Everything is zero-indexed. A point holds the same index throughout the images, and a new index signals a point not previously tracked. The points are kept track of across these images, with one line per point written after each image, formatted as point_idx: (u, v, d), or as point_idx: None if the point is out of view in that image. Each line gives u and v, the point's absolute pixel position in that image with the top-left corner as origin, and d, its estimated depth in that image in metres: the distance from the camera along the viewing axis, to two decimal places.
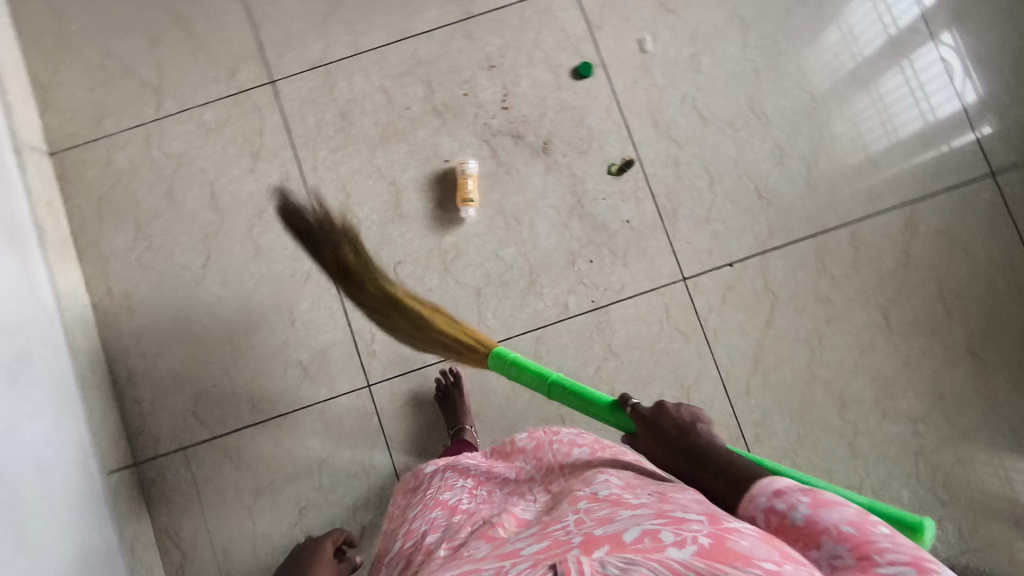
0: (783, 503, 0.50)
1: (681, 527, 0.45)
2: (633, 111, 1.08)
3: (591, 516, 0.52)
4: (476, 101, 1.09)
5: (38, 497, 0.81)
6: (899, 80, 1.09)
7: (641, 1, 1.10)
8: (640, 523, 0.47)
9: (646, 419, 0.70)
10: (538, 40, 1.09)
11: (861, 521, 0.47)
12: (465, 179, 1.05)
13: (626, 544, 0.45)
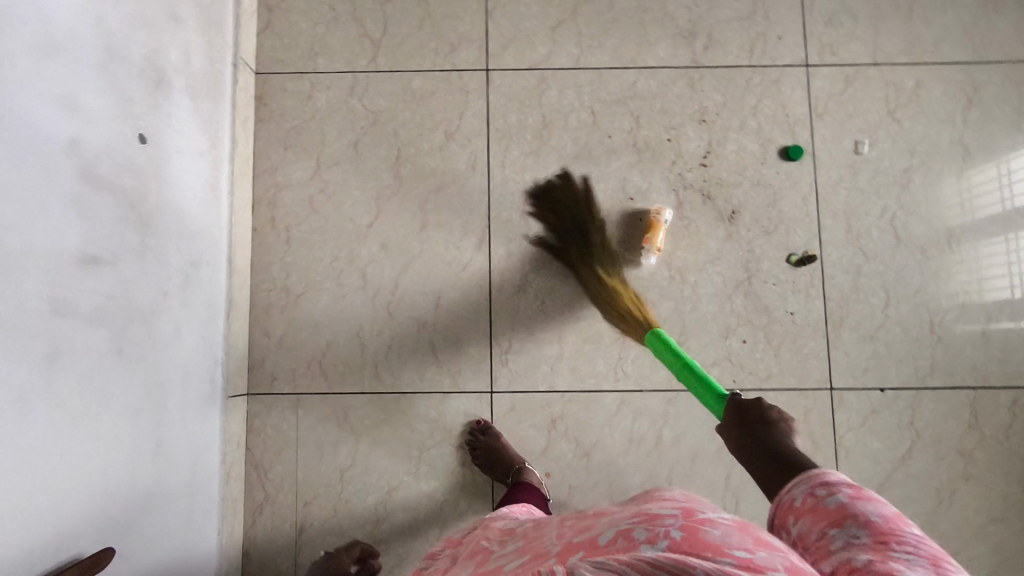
0: (824, 490, 0.54)
1: (654, 522, 0.48)
2: (829, 207, 1.06)
3: (576, 529, 0.56)
4: (678, 150, 1.07)
5: (176, 401, 0.86)
6: None
7: (869, 102, 1.08)
8: (617, 525, 0.51)
9: (741, 409, 0.73)
10: (756, 109, 1.08)
11: (894, 517, 0.49)
12: (657, 228, 1.03)
13: (600, 547, 0.49)
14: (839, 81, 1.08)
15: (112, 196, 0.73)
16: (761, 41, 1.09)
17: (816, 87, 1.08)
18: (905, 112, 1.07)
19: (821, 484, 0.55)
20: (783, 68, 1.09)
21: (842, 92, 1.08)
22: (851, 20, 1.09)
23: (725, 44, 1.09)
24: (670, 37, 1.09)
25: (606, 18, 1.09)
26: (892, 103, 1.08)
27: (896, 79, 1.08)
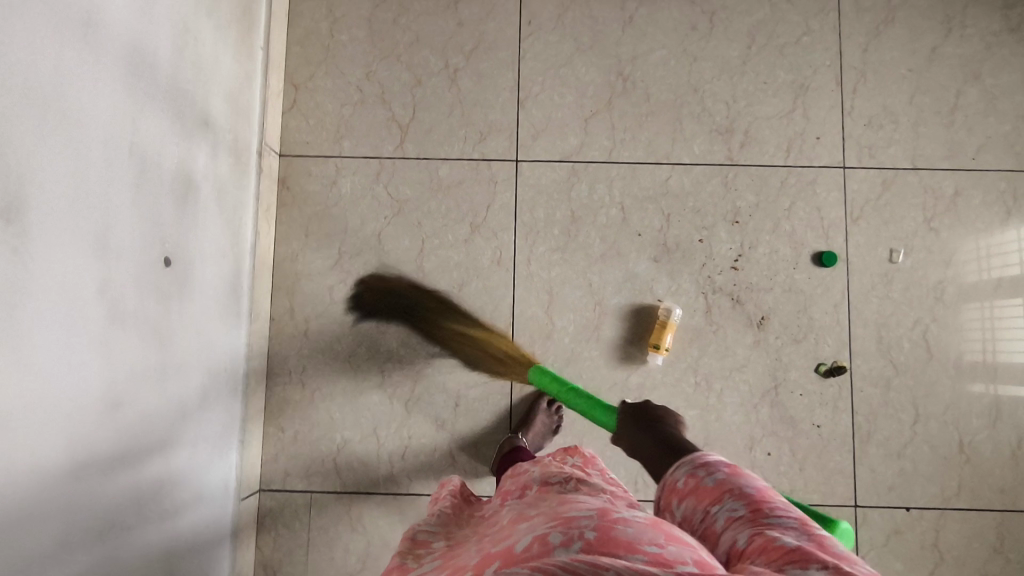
0: (702, 470, 0.52)
1: (569, 523, 0.44)
2: (861, 317, 1.03)
3: (494, 536, 0.51)
4: (708, 251, 1.05)
5: (187, 500, 0.83)
6: None
7: (907, 208, 1.05)
8: (534, 530, 0.45)
9: (634, 415, 0.71)
10: (790, 211, 1.05)
11: (764, 491, 0.49)
12: (666, 327, 1.00)
13: (517, 555, 0.43)
14: (877, 184, 1.05)
15: (142, 330, 0.70)
16: (798, 140, 1.06)
17: (852, 189, 1.05)
18: (942, 220, 1.04)
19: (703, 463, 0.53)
20: (819, 168, 1.06)
21: (878, 195, 1.05)
22: (890, 122, 1.06)
23: (760, 141, 1.06)
24: (704, 132, 1.07)
25: (640, 111, 1.07)
26: (931, 209, 1.05)
27: (934, 184, 1.05)
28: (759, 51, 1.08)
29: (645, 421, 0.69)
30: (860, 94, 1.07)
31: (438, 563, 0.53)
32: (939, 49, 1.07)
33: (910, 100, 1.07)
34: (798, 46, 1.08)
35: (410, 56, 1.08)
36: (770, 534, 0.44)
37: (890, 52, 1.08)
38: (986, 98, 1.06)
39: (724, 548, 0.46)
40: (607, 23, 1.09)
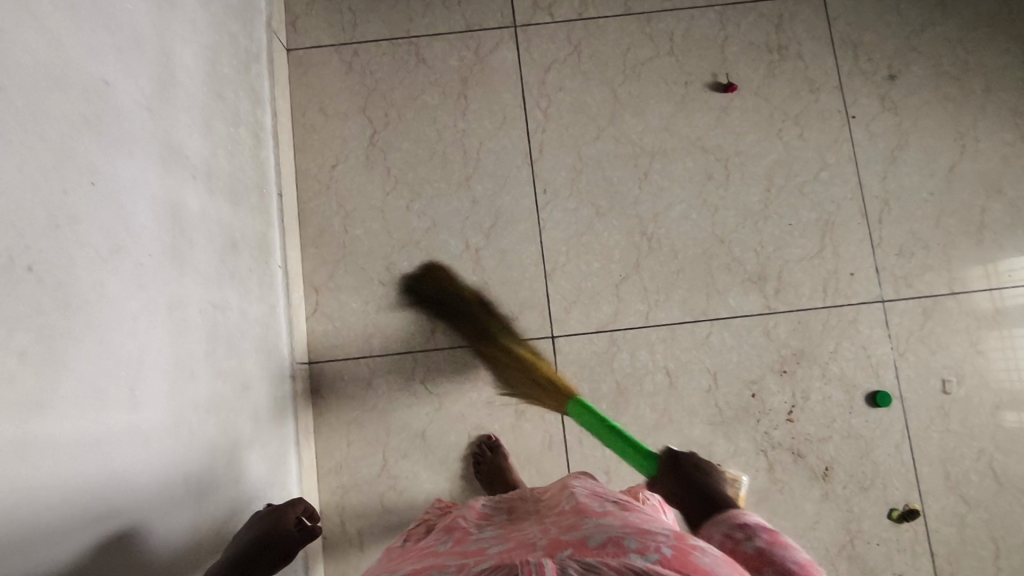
0: (741, 532, 0.59)
1: (644, 536, 0.48)
2: (925, 454, 1.01)
3: (559, 526, 0.57)
4: (762, 406, 1.02)
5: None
6: None
7: (951, 335, 1.04)
8: (606, 531, 0.50)
9: (671, 461, 0.81)
10: (835, 352, 1.03)
11: (806, 563, 0.54)
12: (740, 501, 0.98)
13: (588, 547, 0.48)
14: (918, 313, 1.04)
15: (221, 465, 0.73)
16: (832, 279, 1.05)
17: (893, 322, 1.04)
18: (987, 341, 1.04)
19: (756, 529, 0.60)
20: (857, 305, 1.04)
21: (920, 324, 1.04)
22: (919, 248, 1.06)
23: (795, 284, 1.05)
24: (737, 282, 1.05)
25: (670, 269, 1.05)
26: (974, 333, 1.04)
27: (973, 306, 1.04)
28: (779, 191, 1.07)
29: (677, 463, 0.80)
30: (886, 223, 1.06)
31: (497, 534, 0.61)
32: (955, 168, 1.07)
33: (936, 224, 1.06)
34: (816, 182, 1.07)
35: (430, 242, 1.05)
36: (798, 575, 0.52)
37: (907, 177, 1.07)
38: (1008, 213, 1.07)
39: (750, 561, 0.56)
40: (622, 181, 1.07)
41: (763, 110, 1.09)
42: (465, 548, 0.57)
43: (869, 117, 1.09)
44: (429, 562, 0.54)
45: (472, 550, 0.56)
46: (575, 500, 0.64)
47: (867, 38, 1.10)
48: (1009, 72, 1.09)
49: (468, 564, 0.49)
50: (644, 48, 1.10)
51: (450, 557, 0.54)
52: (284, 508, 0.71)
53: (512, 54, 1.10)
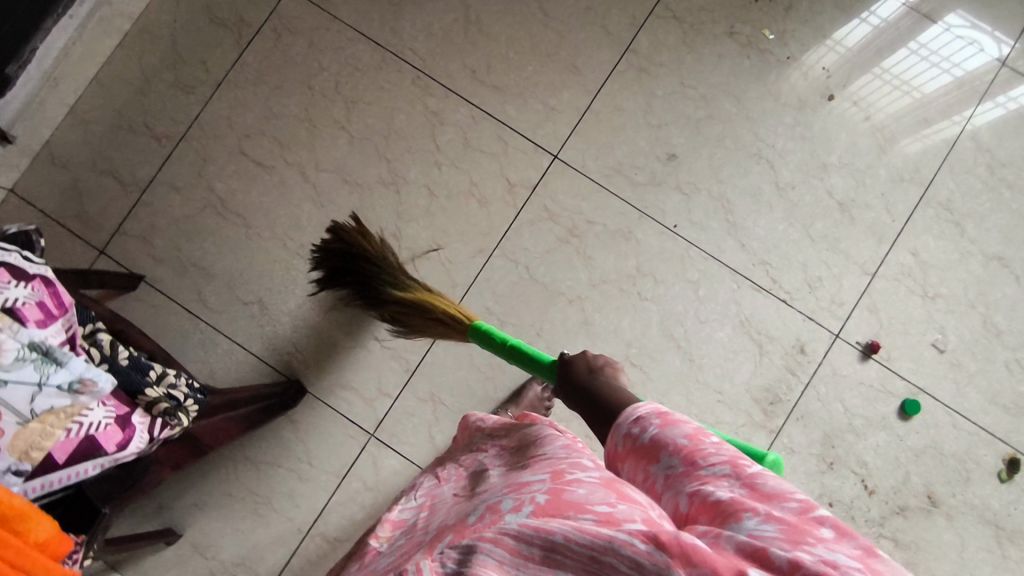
0: (638, 428, 0.50)
1: (518, 492, 0.48)
2: (978, 410, 1.01)
3: (455, 510, 0.53)
4: (844, 505, 1.00)
5: None
6: (882, 88, 1.05)
7: (908, 306, 1.03)
8: (487, 502, 0.49)
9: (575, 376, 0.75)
10: (848, 408, 1.01)
11: (696, 435, 0.47)
12: None
13: (468, 526, 0.47)
14: (871, 317, 1.02)
15: None
16: (792, 358, 1.02)
17: (862, 342, 1.02)
18: (933, 282, 1.03)
19: (642, 420, 0.51)
20: (827, 358, 1.02)
21: (880, 322, 1.02)
22: (821, 267, 1.03)
23: (772, 392, 1.01)
24: (733, 437, 1.01)
25: None
26: (919, 288, 1.03)
27: (897, 268, 1.03)
28: (687, 337, 1.03)
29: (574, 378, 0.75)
30: (780, 276, 1.03)
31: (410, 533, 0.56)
32: (780, 182, 1.04)
33: (812, 236, 1.03)
34: (703, 301, 1.03)
35: None
36: (707, 479, 0.44)
37: (758, 225, 1.04)
38: (850, 173, 1.04)
39: (669, 502, 0.45)
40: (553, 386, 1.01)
41: (610, 291, 1.03)
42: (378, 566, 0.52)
43: (685, 211, 1.04)
44: None
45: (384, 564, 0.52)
46: (488, 472, 0.58)
47: (621, 155, 1.05)
48: (739, 71, 1.06)
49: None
50: (481, 342, 1.03)
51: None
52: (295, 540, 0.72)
53: (394, 457, 1.02)
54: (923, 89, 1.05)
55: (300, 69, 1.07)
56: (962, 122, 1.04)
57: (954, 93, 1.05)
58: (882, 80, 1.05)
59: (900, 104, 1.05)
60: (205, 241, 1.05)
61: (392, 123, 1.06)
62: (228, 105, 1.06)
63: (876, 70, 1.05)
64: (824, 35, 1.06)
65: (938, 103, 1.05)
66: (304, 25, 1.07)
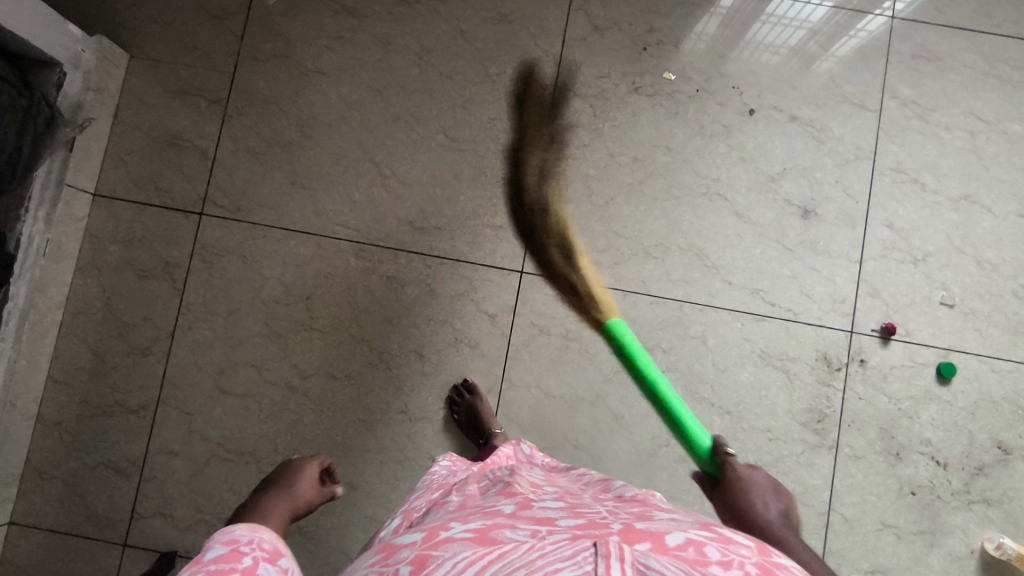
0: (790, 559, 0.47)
1: (727, 547, 0.45)
2: (1009, 347, 1.02)
3: (631, 516, 0.52)
4: (926, 488, 0.99)
5: None
6: (776, 33, 1.06)
7: (905, 277, 1.03)
8: (685, 530, 0.47)
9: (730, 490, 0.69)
10: (891, 395, 1.01)
11: None
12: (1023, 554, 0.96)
13: (668, 545, 0.44)
14: (875, 302, 1.02)
15: None
16: (820, 370, 1.01)
17: (878, 327, 1.02)
18: (918, 244, 1.03)
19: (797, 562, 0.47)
20: (852, 356, 1.01)
21: (885, 302, 1.02)
22: (811, 272, 1.03)
23: (816, 410, 1.01)
24: (799, 468, 1.00)
25: None
26: (907, 255, 1.03)
27: (879, 246, 1.03)
28: (717, 392, 1.01)
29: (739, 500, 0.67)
30: (778, 297, 1.02)
31: (561, 505, 0.57)
32: (740, 209, 1.04)
33: (790, 247, 1.03)
34: (717, 351, 1.02)
35: None
36: None
37: (735, 258, 1.03)
38: (800, 174, 1.04)
39: None
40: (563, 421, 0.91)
41: (626, 377, 1.02)
42: (518, 511, 0.55)
43: (663, 272, 1.03)
44: (486, 523, 0.51)
45: (529, 518, 0.53)
46: (638, 499, 0.59)
47: (582, 244, 1.04)
48: (657, 120, 1.05)
49: (530, 541, 0.47)
50: None
51: (515, 523, 0.51)
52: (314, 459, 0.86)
53: None
54: (812, 19, 1.07)
55: (244, 287, 1.03)
56: (866, 32, 1.07)
57: (842, 14, 1.07)
58: (773, 24, 1.06)
59: (798, 40, 1.06)
60: (221, 492, 1.01)
61: (355, 303, 1.03)
62: (190, 351, 1.02)
63: (762, 17, 1.06)
64: (720, 56, 1.06)
65: (830, 24, 1.07)
66: (230, 243, 1.03)
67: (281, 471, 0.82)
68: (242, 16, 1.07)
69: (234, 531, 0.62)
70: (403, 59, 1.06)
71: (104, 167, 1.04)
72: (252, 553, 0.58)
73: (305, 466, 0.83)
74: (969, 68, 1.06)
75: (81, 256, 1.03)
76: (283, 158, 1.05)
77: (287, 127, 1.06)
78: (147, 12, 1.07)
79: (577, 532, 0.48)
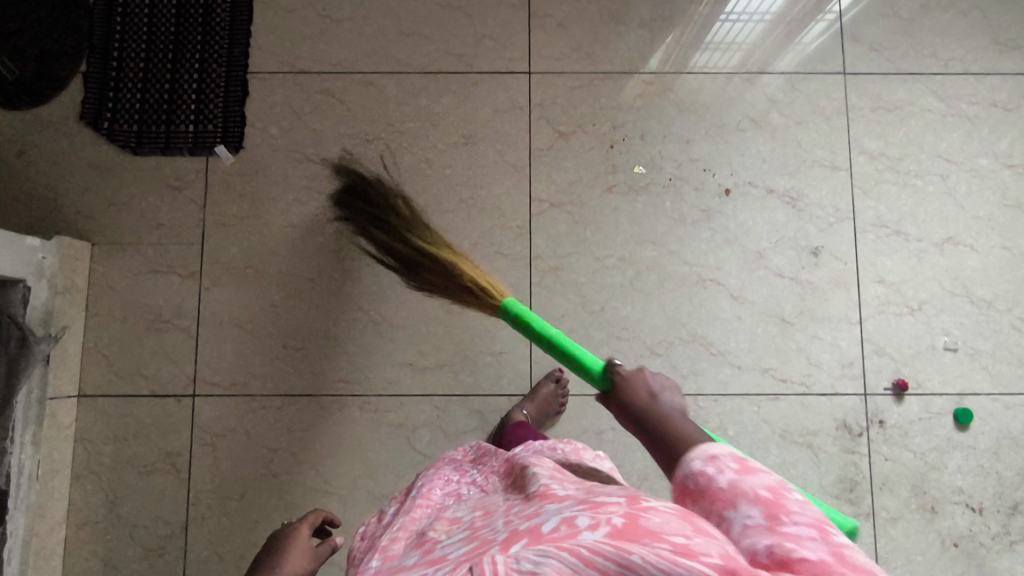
0: (713, 467, 0.47)
1: (595, 511, 0.43)
2: (1017, 381, 1.03)
3: (522, 516, 0.49)
4: (967, 536, 1.00)
5: None
6: (715, 57, 1.08)
7: (906, 329, 1.04)
8: (559, 514, 0.45)
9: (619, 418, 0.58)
10: (915, 449, 1.02)
11: (828, 540, 0.40)
12: None
13: (540, 536, 0.42)
14: (882, 360, 1.03)
15: None
16: (842, 438, 1.02)
17: (890, 385, 1.03)
18: (912, 294, 1.05)
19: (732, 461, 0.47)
20: (870, 418, 1.02)
21: (892, 358, 1.03)
22: (815, 342, 1.03)
23: (846, 479, 1.01)
24: None
25: None
26: (903, 308, 1.04)
27: (875, 304, 1.04)
28: None
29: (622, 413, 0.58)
30: (788, 372, 1.03)
31: (466, 530, 0.52)
32: (735, 291, 1.04)
33: (790, 320, 1.03)
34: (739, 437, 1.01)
35: None
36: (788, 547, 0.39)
37: (740, 340, 1.03)
38: (786, 246, 1.05)
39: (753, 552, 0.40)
40: (563, 378, 1.00)
41: (654, 482, 1.01)
42: (419, 560, 0.49)
43: (672, 368, 1.02)
44: None
45: (430, 560, 0.48)
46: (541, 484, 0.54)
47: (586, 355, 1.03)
48: (637, 216, 1.05)
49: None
50: None
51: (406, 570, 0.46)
52: (310, 517, 0.70)
53: None
54: (749, 40, 1.08)
55: (252, 463, 0.99)
56: (833, 15, 1.08)
57: (779, 29, 1.08)
58: (714, 49, 1.08)
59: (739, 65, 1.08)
60: None
61: (369, 457, 1.00)
62: (207, 540, 0.98)
63: (701, 45, 1.08)
64: (688, 141, 1.06)
65: (793, 15, 1.08)
66: (229, 420, 1.00)
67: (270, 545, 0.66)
68: (200, 183, 1.04)
69: None
70: (374, 199, 1.05)
71: (84, 365, 1.00)
72: None
73: (294, 531, 0.68)
74: (928, 111, 1.08)
75: (76, 462, 0.99)
76: (269, 321, 1.02)
77: (268, 289, 1.03)
78: (102, 197, 1.04)
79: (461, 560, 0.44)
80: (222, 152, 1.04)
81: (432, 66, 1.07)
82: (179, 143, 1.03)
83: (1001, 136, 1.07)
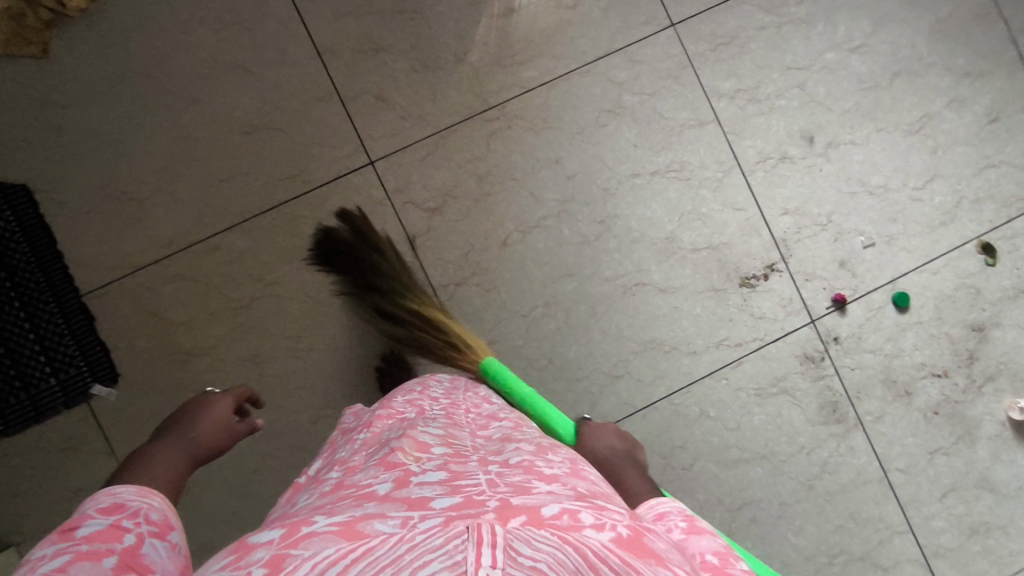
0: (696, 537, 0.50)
1: (601, 514, 0.42)
2: (934, 245, 1.07)
3: (519, 484, 0.46)
4: (942, 401, 1.07)
5: None
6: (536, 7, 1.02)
7: (825, 245, 1.06)
8: (559, 501, 0.43)
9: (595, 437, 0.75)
10: (873, 347, 1.06)
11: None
12: None
13: (544, 518, 0.39)
14: (816, 284, 1.06)
15: None
16: (810, 370, 1.05)
17: (831, 303, 1.06)
18: (817, 210, 1.06)
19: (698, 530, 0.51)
20: (826, 340, 1.06)
21: (823, 278, 1.06)
22: (752, 295, 1.04)
23: (827, 404, 1.05)
24: (843, 458, 1.05)
25: (854, 524, 1.05)
26: (815, 228, 1.06)
27: (790, 235, 1.05)
28: (745, 446, 1.04)
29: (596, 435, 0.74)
30: (740, 334, 1.04)
31: (449, 470, 0.49)
32: (662, 284, 1.03)
33: (721, 287, 1.04)
34: (722, 414, 1.04)
35: None
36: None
37: (685, 327, 1.03)
38: (690, 219, 1.04)
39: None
40: None
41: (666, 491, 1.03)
42: (392, 494, 0.45)
43: (637, 382, 1.02)
44: (353, 513, 0.41)
45: (402, 497, 0.44)
46: (528, 458, 0.53)
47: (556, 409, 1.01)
48: (541, 255, 1.01)
49: (401, 532, 0.38)
50: None
51: (384, 507, 0.42)
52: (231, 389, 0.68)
53: None
54: None
55: None
56: None
57: None
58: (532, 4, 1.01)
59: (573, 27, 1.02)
60: None
61: None
62: None
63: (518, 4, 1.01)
64: (557, 161, 1.02)
65: None
66: None
67: (185, 408, 0.63)
68: (97, 431, 0.94)
69: (116, 493, 0.50)
70: (281, 361, 0.97)
71: None
72: (136, 527, 0.48)
73: (213, 401, 0.64)
74: (764, 30, 1.05)
75: None
76: (239, 529, 0.96)
77: (222, 498, 0.96)
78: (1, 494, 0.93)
79: (451, 516, 0.39)
80: (102, 389, 0.93)
81: (271, 199, 0.97)
82: (49, 403, 0.88)
83: (836, 24, 1.07)
